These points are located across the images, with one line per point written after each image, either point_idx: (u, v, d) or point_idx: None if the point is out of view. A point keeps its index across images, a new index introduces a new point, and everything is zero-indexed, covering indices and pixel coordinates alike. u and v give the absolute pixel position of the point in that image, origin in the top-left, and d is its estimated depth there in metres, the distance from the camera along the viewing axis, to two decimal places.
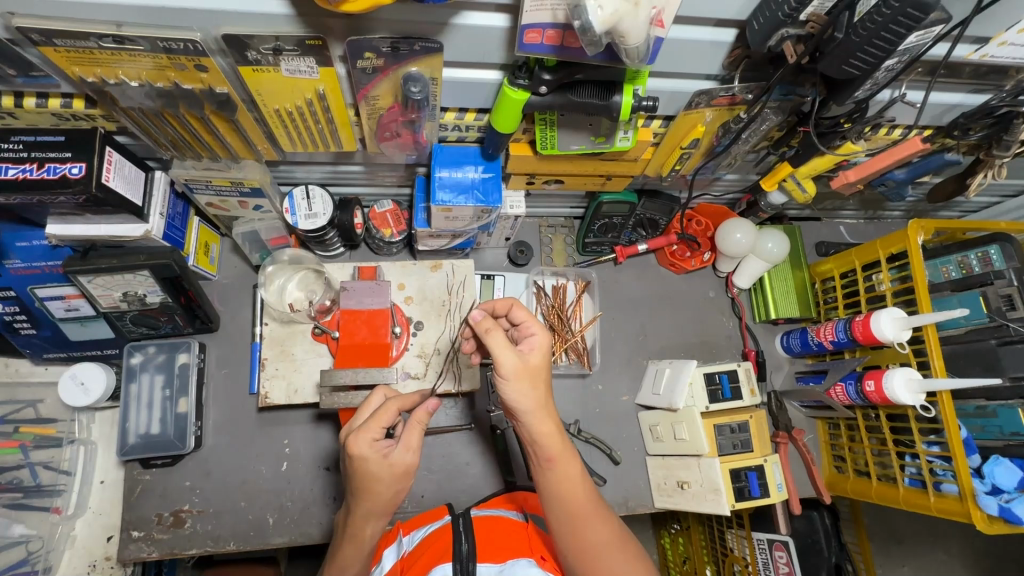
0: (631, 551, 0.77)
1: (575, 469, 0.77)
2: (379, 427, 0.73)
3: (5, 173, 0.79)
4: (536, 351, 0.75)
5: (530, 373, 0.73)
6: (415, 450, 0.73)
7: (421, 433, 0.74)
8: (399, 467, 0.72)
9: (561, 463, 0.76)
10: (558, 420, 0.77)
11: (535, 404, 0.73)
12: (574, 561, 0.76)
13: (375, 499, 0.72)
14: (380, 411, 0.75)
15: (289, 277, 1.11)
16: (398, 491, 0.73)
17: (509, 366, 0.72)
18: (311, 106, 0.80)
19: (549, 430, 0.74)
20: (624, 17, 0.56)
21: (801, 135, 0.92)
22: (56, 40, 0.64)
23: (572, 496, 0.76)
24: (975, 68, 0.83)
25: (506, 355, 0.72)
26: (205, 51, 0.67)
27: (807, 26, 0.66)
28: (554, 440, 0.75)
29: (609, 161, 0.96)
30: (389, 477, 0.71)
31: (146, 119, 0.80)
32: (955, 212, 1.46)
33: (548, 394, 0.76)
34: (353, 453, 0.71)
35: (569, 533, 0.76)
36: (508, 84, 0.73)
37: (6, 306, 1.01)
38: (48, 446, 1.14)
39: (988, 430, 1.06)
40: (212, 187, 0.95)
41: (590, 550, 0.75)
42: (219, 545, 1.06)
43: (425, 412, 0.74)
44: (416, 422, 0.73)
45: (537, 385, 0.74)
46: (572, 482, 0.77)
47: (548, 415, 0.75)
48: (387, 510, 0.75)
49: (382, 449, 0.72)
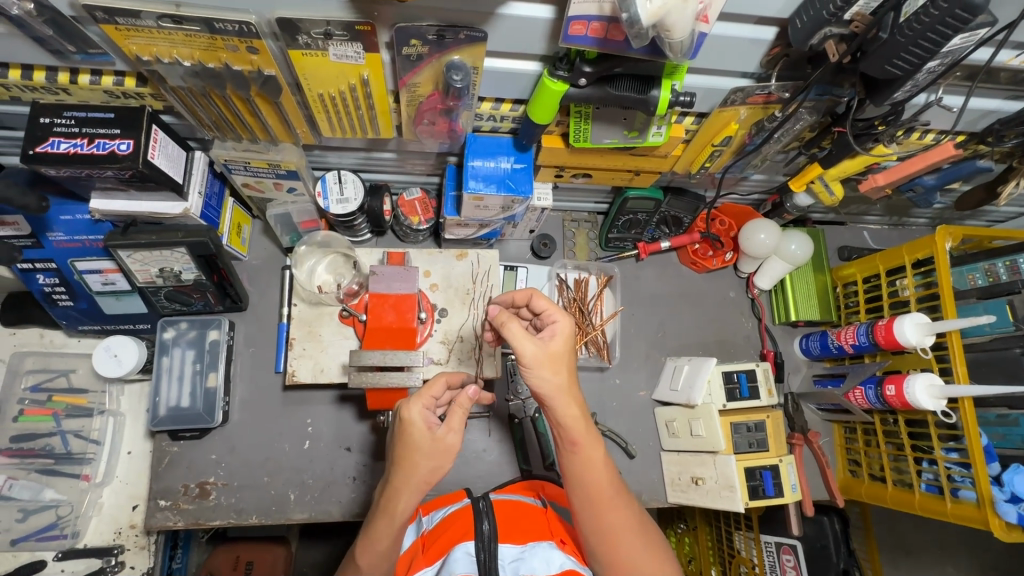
0: (643, 530, 0.81)
1: (598, 455, 0.78)
2: (430, 398, 0.79)
3: (57, 147, 0.82)
4: (558, 339, 0.76)
5: (552, 360, 0.75)
6: (459, 431, 0.77)
7: (464, 417, 0.77)
8: (441, 442, 0.76)
9: (583, 448, 0.77)
10: (581, 406, 0.78)
11: (554, 390, 0.75)
12: (595, 539, 0.79)
13: (413, 471, 0.75)
14: (431, 383, 0.81)
15: (319, 259, 1.14)
16: (437, 468, 0.76)
17: (530, 355, 0.73)
18: (354, 92, 0.82)
19: (573, 415, 0.76)
20: (672, 11, 0.57)
21: (834, 136, 0.92)
22: (117, 18, 0.67)
23: (594, 481, 0.78)
24: (1014, 74, 0.82)
25: (527, 344, 0.73)
26: (258, 34, 0.70)
27: (851, 25, 0.67)
28: (575, 423, 0.76)
29: (639, 155, 0.97)
30: (428, 450, 0.75)
31: (193, 99, 0.82)
32: (983, 221, 1.45)
33: (571, 379, 0.77)
34: (402, 416, 0.76)
35: (590, 514, 0.79)
36: (547, 76, 0.74)
37: (48, 278, 1.05)
38: (80, 415, 1.19)
39: (1009, 439, 1.05)
40: (249, 168, 0.98)
41: (607, 528, 0.79)
42: (242, 518, 1.09)
43: (470, 399, 0.78)
44: (458, 407, 0.77)
45: (558, 371, 0.75)
46: (594, 467, 0.78)
47: (572, 400, 0.76)
48: (422, 487, 0.76)
49: (428, 420, 0.76)
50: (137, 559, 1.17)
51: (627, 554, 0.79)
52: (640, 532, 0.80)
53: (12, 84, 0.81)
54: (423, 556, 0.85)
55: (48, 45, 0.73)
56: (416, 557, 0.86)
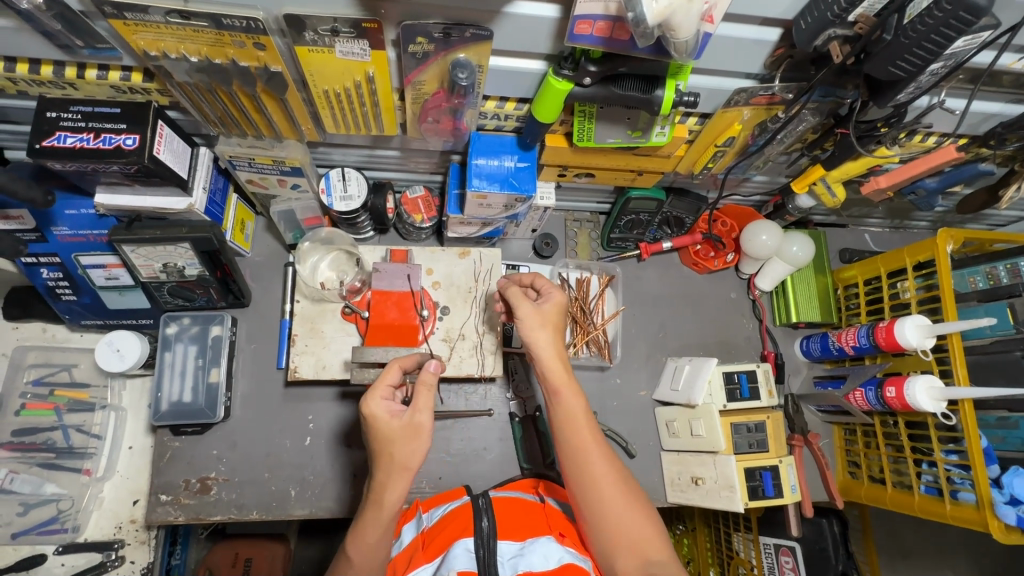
0: (628, 485, 0.83)
1: (578, 406, 0.84)
2: (387, 388, 0.80)
3: (64, 141, 0.82)
4: (549, 301, 0.87)
5: (540, 315, 0.86)
6: (427, 409, 0.78)
7: (431, 395, 0.79)
8: (413, 425, 0.77)
9: (563, 395, 0.84)
10: (564, 360, 0.86)
11: (539, 340, 0.84)
12: (580, 488, 0.82)
13: (390, 461, 0.77)
14: (386, 373, 0.82)
15: (322, 256, 1.13)
16: (414, 452, 0.77)
17: (522, 309, 0.86)
18: (359, 89, 0.82)
19: (552, 358, 0.84)
20: (677, 11, 0.58)
21: (838, 137, 0.92)
22: (125, 13, 0.67)
23: (576, 432, 0.84)
24: (1016, 77, 0.83)
25: (521, 301, 0.86)
26: (265, 30, 0.70)
27: (855, 26, 0.67)
28: (555, 369, 0.85)
29: (642, 156, 0.98)
30: (401, 437, 0.76)
31: (198, 94, 0.82)
32: (985, 224, 1.45)
33: (557, 336, 0.87)
34: (365, 414, 0.78)
35: (574, 463, 0.83)
36: (552, 75, 0.75)
37: (52, 272, 1.06)
38: (82, 409, 1.19)
39: (1009, 441, 1.06)
40: (254, 164, 0.98)
41: (590, 476, 0.82)
42: (242, 513, 1.09)
43: (431, 377, 0.79)
44: (423, 386, 0.78)
45: (546, 326, 0.86)
46: (574, 413, 0.84)
47: (553, 351, 0.85)
48: (405, 472, 0.77)
49: (390, 410, 0.78)
50: (137, 554, 1.17)
51: (611, 506, 0.80)
52: (623, 484, 0.82)
53: (20, 79, 0.82)
54: (422, 553, 0.85)
55: (56, 39, 0.73)
56: (416, 554, 0.86)
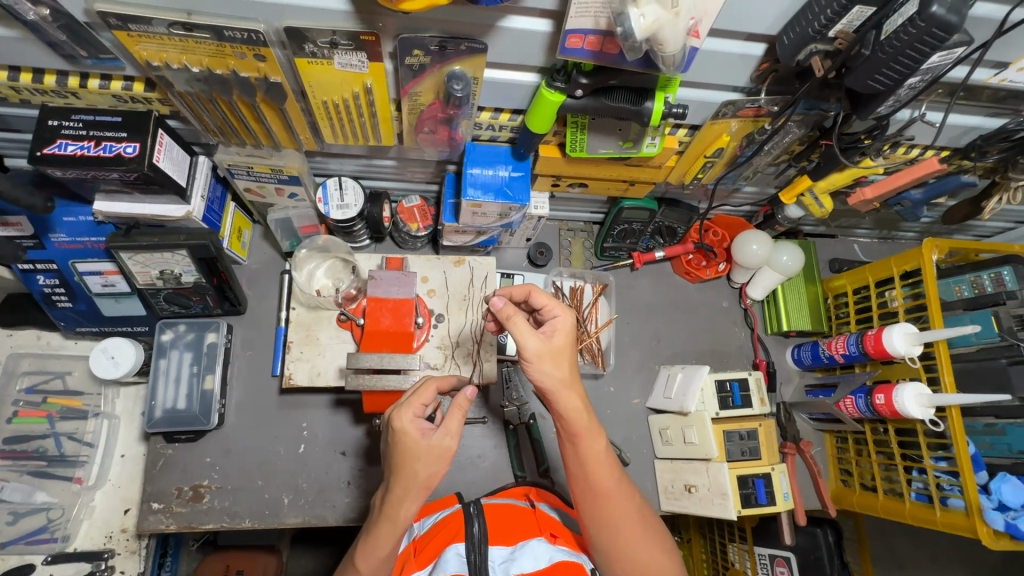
0: (648, 523, 0.86)
1: (598, 447, 0.83)
2: (420, 405, 0.79)
3: (64, 149, 0.83)
4: (557, 333, 0.80)
5: (553, 354, 0.79)
6: (455, 434, 0.77)
7: (462, 418, 0.77)
8: (440, 446, 0.76)
9: (585, 440, 0.82)
10: (585, 400, 0.82)
11: (558, 383, 0.79)
12: (601, 531, 0.83)
13: (412, 478, 0.76)
14: (421, 390, 0.81)
15: (318, 263, 1.15)
16: (437, 472, 0.76)
17: (532, 350, 0.77)
18: (357, 99, 0.84)
19: (575, 408, 0.80)
20: (664, 25, 0.60)
21: (822, 148, 0.95)
22: (129, 25, 0.69)
23: (596, 473, 0.83)
24: (994, 92, 0.86)
25: (531, 339, 0.77)
26: (266, 42, 0.72)
27: (835, 42, 0.70)
28: (582, 421, 0.81)
29: (634, 166, 1.00)
30: (426, 456, 0.75)
31: (199, 103, 0.84)
32: (970, 236, 1.49)
33: (572, 373, 0.81)
34: (395, 427, 0.77)
35: (594, 507, 0.84)
36: (545, 86, 0.77)
37: (48, 279, 1.06)
38: (74, 417, 1.19)
39: (996, 448, 1.08)
40: (252, 173, 0.99)
41: (610, 517, 0.83)
42: (235, 521, 1.09)
43: (466, 399, 0.78)
44: (456, 408, 0.77)
45: (560, 365, 0.79)
46: (598, 461, 0.83)
47: (573, 394, 0.80)
48: (424, 490, 0.77)
49: (421, 428, 0.77)
50: (127, 564, 1.16)
51: (632, 549, 0.83)
52: (643, 522, 0.85)
53: (23, 88, 0.83)
54: (415, 560, 0.86)
55: (60, 49, 0.75)
56: (409, 560, 0.87)
